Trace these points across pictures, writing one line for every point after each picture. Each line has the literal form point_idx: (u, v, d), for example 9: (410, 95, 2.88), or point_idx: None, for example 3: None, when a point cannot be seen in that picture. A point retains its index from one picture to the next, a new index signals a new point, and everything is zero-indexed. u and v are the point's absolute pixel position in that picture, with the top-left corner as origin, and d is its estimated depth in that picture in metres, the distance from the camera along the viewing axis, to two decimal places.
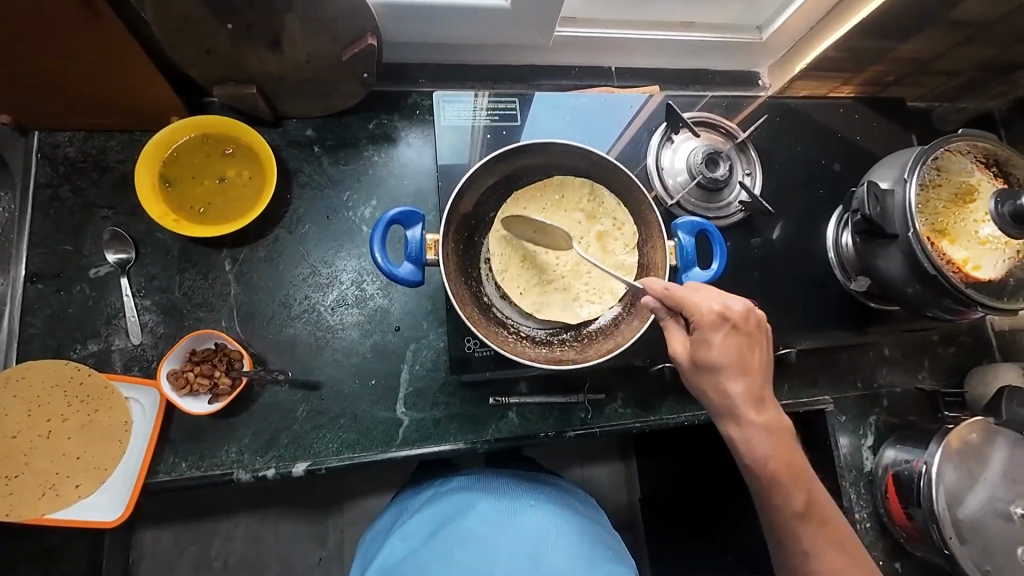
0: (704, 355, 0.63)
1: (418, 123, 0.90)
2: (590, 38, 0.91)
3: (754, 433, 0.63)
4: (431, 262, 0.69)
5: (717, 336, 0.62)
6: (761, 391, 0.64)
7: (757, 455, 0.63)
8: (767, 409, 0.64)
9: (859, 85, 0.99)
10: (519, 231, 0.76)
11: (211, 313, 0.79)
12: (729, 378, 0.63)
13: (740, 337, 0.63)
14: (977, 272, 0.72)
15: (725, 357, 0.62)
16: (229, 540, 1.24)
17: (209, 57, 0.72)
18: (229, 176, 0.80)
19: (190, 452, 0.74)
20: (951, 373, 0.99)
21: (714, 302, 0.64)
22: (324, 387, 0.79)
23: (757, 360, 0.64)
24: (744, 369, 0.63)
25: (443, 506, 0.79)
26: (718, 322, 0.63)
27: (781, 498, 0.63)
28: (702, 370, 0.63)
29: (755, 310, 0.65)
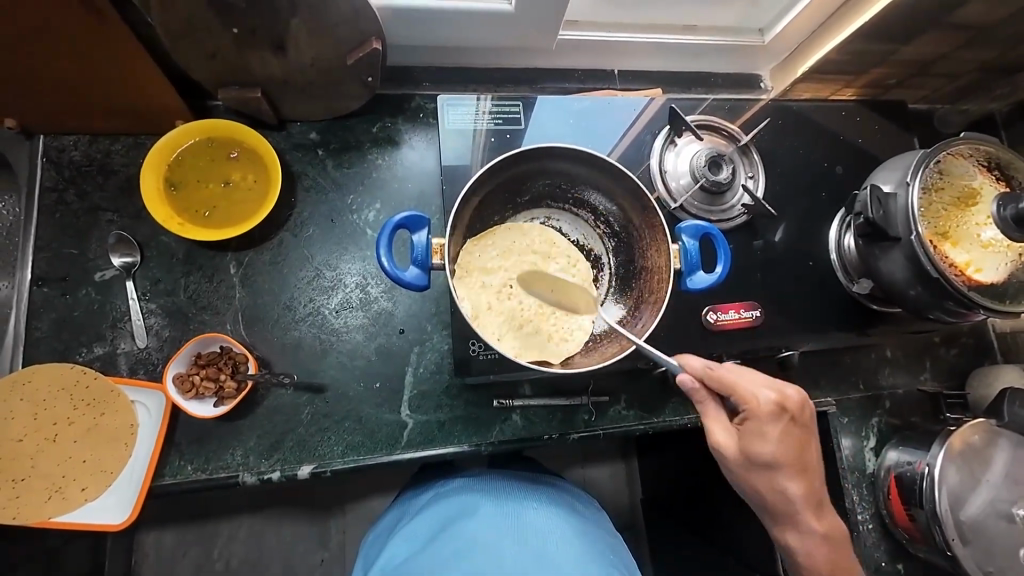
0: (755, 447, 0.66)
1: (422, 125, 0.90)
2: (593, 40, 0.91)
3: (811, 532, 0.69)
4: (436, 266, 0.69)
5: (773, 431, 0.66)
6: (816, 489, 0.69)
7: (809, 542, 0.70)
8: (825, 513, 0.71)
9: (861, 87, 0.99)
10: (501, 248, 0.76)
11: (215, 316, 0.79)
12: (785, 475, 0.67)
13: (794, 427, 0.67)
14: (979, 275, 0.72)
15: (782, 453, 0.66)
16: (233, 541, 1.24)
17: (214, 61, 0.73)
18: (234, 179, 0.80)
19: (195, 455, 0.75)
20: (953, 374, 0.99)
21: (770, 394, 0.66)
22: (329, 390, 0.80)
23: (809, 450, 0.69)
24: (799, 464, 0.68)
25: (445, 508, 0.80)
26: (776, 417, 0.66)
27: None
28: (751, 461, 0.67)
29: (807, 401, 0.69)
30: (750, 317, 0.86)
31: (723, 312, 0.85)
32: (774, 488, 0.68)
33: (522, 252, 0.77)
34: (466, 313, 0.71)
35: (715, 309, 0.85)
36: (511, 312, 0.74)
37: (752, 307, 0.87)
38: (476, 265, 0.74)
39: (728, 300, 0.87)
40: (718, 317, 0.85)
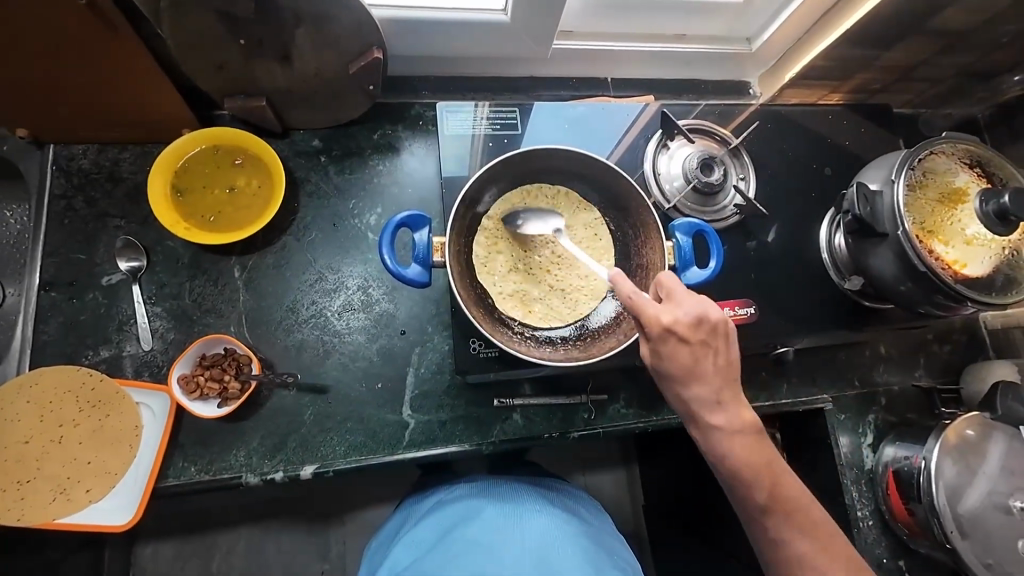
0: (652, 345, 0.64)
1: (422, 132, 0.93)
2: (587, 49, 0.94)
3: (720, 440, 0.65)
4: (438, 264, 0.71)
5: (679, 327, 0.63)
6: (729, 399, 0.65)
7: (700, 413, 0.65)
8: (737, 412, 0.66)
9: (847, 92, 1.02)
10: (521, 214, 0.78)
11: (220, 318, 0.81)
12: (667, 348, 0.63)
13: (695, 350, 0.64)
14: (964, 270, 0.74)
15: (666, 344, 0.63)
16: (233, 551, 1.24)
17: (221, 72, 0.75)
18: (239, 185, 0.83)
19: (199, 456, 0.75)
20: (947, 371, 1.00)
21: (692, 303, 0.64)
22: (332, 391, 0.81)
23: (713, 355, 0.65)
24: (700, 374, 0.64)
25: (449, 511, 0.81)
26: (670, 336, 0.62)
27: (753, 474, 0.64)
28: (662, 358, 0.64)
29: (707, 315, 0.64)
30: (745, 314, 0.87)
31: None
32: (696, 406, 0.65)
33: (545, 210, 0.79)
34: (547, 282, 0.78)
35: None
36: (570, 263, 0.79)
37: (747, 305, 0.88)
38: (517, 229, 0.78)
39: (723, 298, 0.88)
40: None
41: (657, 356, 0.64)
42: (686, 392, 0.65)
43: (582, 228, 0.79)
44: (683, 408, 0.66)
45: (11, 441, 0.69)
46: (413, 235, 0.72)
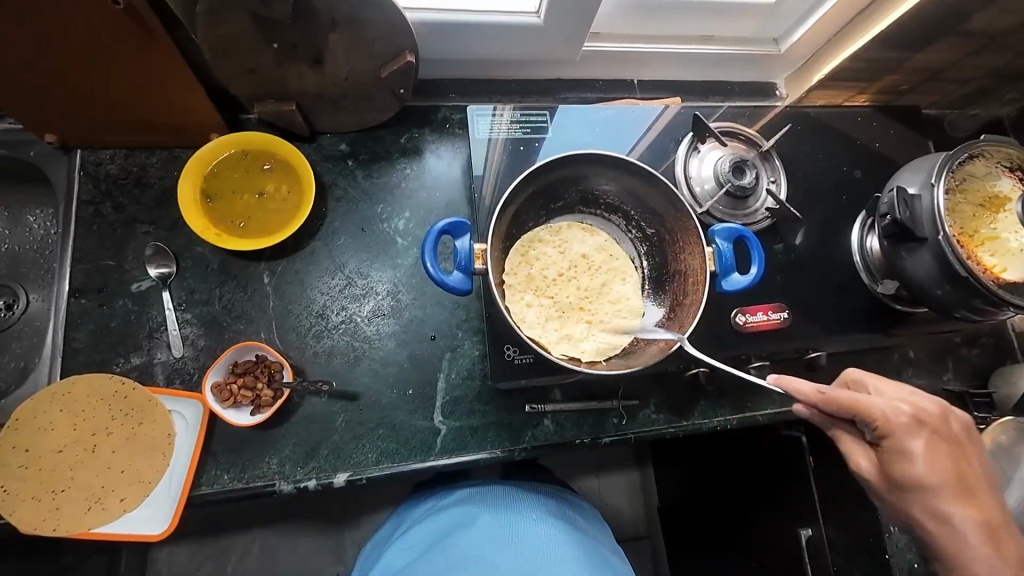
0: (902, 443, 0.61)
1: (448, 136, 0.92)
2: (615, 52, 0.93)
3: (981, 546, 0.60)
4: (478, 271, 0.69)
5: (917, 436, 0.61)
6: (986, 503, 0.62)
7: (925, 508, 0.62)
8: (980, 526, 0.61)
9: (875, 94, 1.01)
10: (542, 258, 0.78)
11: (251, 325, 0.80)
12: (922, 450, 0.61)
13: (938, 443, 0.62)
14: (1004, 275, 0.73)
15: (918, 441, 0.61)
16: (255, 554, 1.24)
17: (253, 76, 0.74)
18: (268, 190, 0.82)
19: (232, 464, 0.74)
20: (975, 374, 1.00)
21: (930, 399, 0.65)
22: (363, 397, 0.80)
23: (966, 459, 0.63)
24: (960, 479, 0.62)
25: (445, 518, 0.82)
26: (913, 426, 0.61)
27: None
28: (903, 449, 0.61)
29: (946, 408, 0.65)
30: (778, 319, 0.87)
31: (752, 314, 0.86)
32: (931, 502, 0.61)
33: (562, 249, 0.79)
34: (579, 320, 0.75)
35: (745, 311, 0.86)
36: (587, 292, 0.77)
37: (780, 309, 0.88)
38: (539, 267, 0.77)
39: (755, 302, 0.87)
40: (747, 319, 0.86)
41: (894, 450, 0.61)
42: (924, 489, 0.61)
43: (596, 253, 0.80)
44: (934, 509, 0.61)
45: (44, 449, 0.69)
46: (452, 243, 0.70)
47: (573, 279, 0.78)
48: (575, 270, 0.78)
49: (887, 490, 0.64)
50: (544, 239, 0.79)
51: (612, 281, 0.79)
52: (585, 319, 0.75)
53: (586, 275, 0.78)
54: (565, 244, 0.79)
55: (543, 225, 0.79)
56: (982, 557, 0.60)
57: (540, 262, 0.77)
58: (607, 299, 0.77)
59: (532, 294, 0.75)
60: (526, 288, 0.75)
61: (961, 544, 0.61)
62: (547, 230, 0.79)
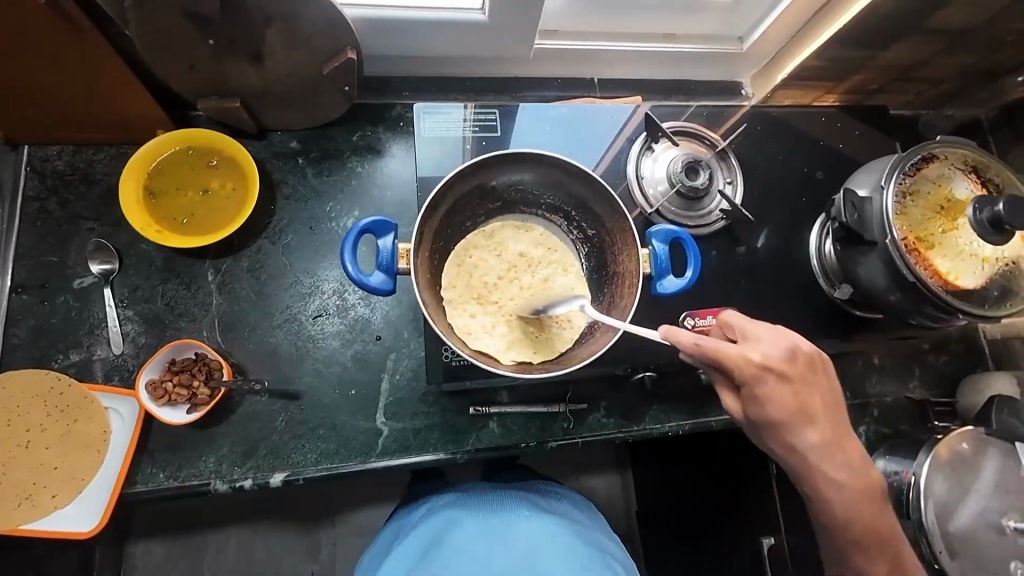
0: (756, 385, 0.63)
1: (402, 134, 0.91)
2: (572, 50, 0.92)
3: (837, 486, 0.65)
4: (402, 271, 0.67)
5: (777, 389, 0.63)
6: (834, 435, 0.65)
7: (814, 464, 0.65)
8: (839, 463, 0.66)
9: (843, 93, 0.98)
10: (478, 264, 0.76)
11: (193, 323, 0.79)
12: (778, 389, 0.63)
13: (803, 385, 0.65)
14: (956, 282, 0.71)
15: (770, 383, 0.63)
16: (226, 552, 1.24)
17: (192, 73, 0.74)
18: (213, 187, 0.81)
19: (168, 463, 0.74)
20: (943, 381, 0.97)
21: (779, 343, 0.66)
22: (305, 396, 0.80)
23: (828, 400, 0.67)
24: (807, 415, 0.65)
25: (440, 521, 0.79)
26: (761, 374, 0.63)
27: (868, 533, 0.66)
28: (756, 392, 0.63)
29: (796, 348, 0.66)
30: None
31: (701, 318, 0.81)
32: (785, 445, 0.65)
33: (498, 253, 0.77)
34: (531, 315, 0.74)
35: (694, 315, 0.81)
36: (532, 288, 0.76)
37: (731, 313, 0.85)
38: (479, 272, 0.75)
39: (706, 306, 0.85)
40: (696, 323, 0.81)
41: (749, 390, 0.63)
42: (780, 422, 0.64)
43: (535, 250, 0.78)
44: (785, 440, 0.65)
45: None
46: (378, 241, 0.69)
47: (516, 280, 0.76)
48: (515, 270, 0.77)
49: (748, 429, 0.67)
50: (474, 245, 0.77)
51: (555, 273, 0.77)
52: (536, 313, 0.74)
53: (527, 274, 0.77)
54: (501, 247, 0.77)
55: (475, 230, 0.77)
56: (849, 491, 0.66)
57: (478, 272, 0.75)
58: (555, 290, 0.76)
59: (475, 303, 0.74)
60: (467, 297, 0.74)
61: (825, 488, 0.66)
62: (480, 236, 0.77)
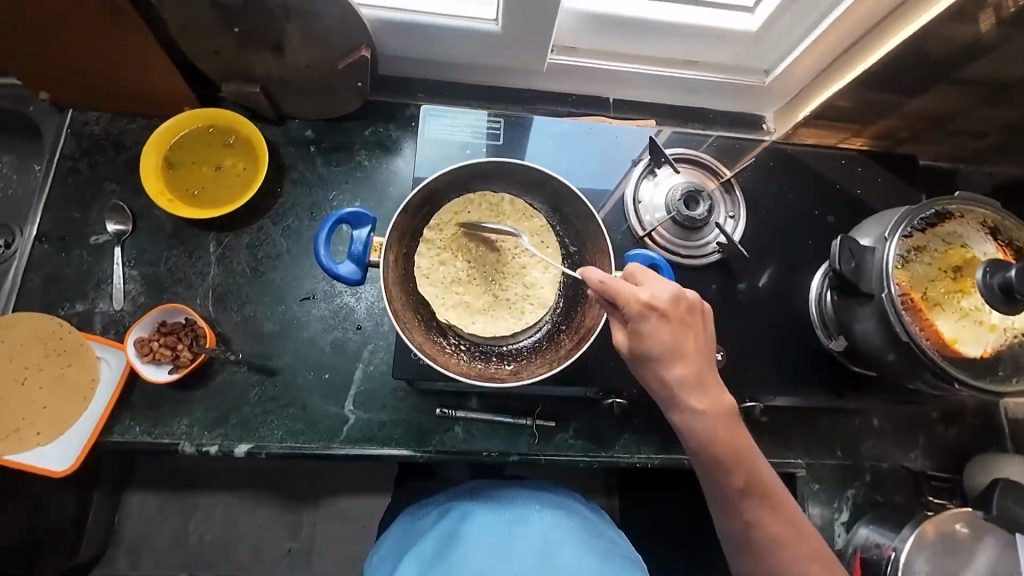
0: (639, 329, 0.60)
1: (412, 133, 0.94)
2: (587, 68, 0.92)
3: (698, 418, 0.60)
4: (372, 263, 0.73)
5: (653, 323, 0.59)
6: (703, 373, 0.60)
7: (679, 399, 0.60)
8: (712, 397, 0.61)
9: (870, 137, 0.94)
10: (461, 245, 0.75)
11: (188, 289, 0.84)
12: (655, 335, 0.60)
13: (676, 319, 0.60)
14: (959, 347, 0.66)
15: (652, 328, 0.59)
16: (210, 517, 1.27)
17: (217, 57, 0.79)
18: (225, 165, 0.86)
19: (145, 418, 0.78)
20: (949, 455, 0.90)
21: (666, 286, 0.62)
22: (280, 374, 0.82)
23: (698, 337, 0.62)
24: (680, 351, 0.60)
25: (449, 525, 0.75)
26: (644, 311, 0.59)
27: (746, 475, 0.60)
28: (638, 337, 0.60)
29: (682, 292, 0.62)
30: None
31: None
32: (659, 382, 0.61)
33: (484, 236, 0.76)
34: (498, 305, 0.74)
35: None
36: (505, 277, 0.76)
37: None
38: (461, 249, 0.75)
39: None
40: None
41: (632, 333, 0.61)
42: (666, 368, 0.60)
43: (516, 242, 0.77)
44: (662, 385, 0.61)
45: None
46: (354, 233, 0.74)
47: (495, 265, 0.76)
48: (496, 257, 0.76)
49: (633, 369, 0.64)
50: (461, 225, 0.75)
51: (532, 267, 0.76)
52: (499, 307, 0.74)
53: (505, 260, 0.76)
54: (489, 232, 0.76)
55: (461, 202, 0.76)
56: (711, 430, 0.60)
57: (460, 252, 0.75)
58: (524, 287, 0.76)
59: (449, 288, 0.74)
60: (440, 283, 0.74)
61: (688, 428, 0.61)
62: (467, 219, 0.76)
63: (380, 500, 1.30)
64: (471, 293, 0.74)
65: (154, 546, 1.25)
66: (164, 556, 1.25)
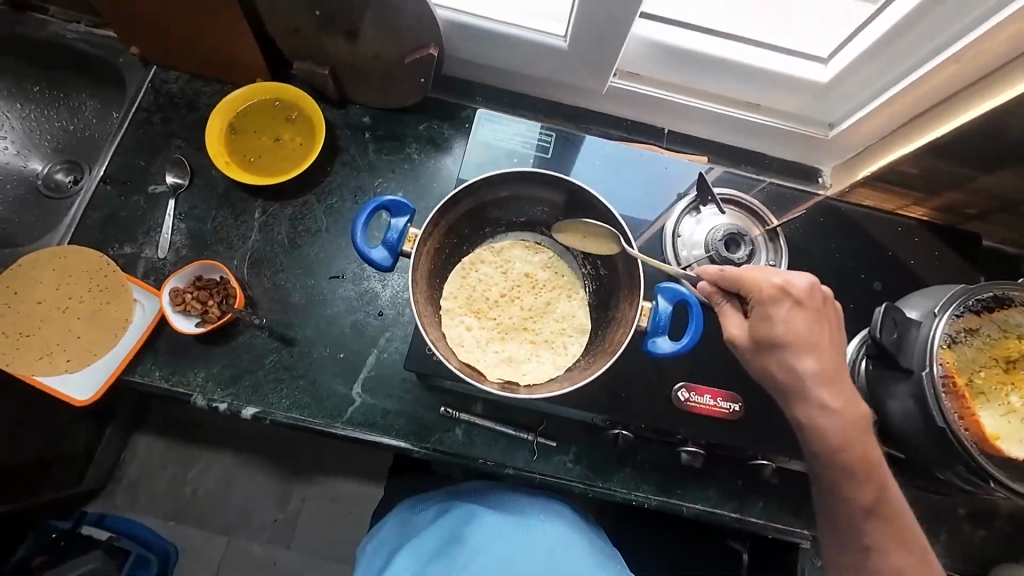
0: (771, 319, 0.61)
1: (465, 134, 0.95)
2: (647, 95, 0.91)
3: (831, 413, 0.60)
4: (404, 253, 0.72)
5: (787, 307, 0.61)
6: (836, 369, 0.61)
7: (806, 390, 0.60)
8: (844, 395, 0.61)
9: (932, 208, 0.89)
10: (483, 277, 0.78)
11: (228, 250, 0.87)
12: (792, 330, 0.60)
13: (812, 311, 0.62)
14: (1003, 445, 0.61)
15: (787, 320, 0.61)
16: (207, 472, 1.31)
17: (295, 36, 0.82)
18: (284, 138, 0.90)
19: (165, 365, 0.81)
20: (970, 558, 0.83)
21: (803, 275, 0.63)
22: (298, 345, 0.84)
23: (832, 335, 0.62)
24: (815, 342, 0.61)
25: (452, 523, 0.77)
26: (779, 295, 0.62)
27: (871, 479, 0.60)
28: (769, 326, 0.61)
29: (818, 284, 0.64)
30: (727, 409, 0.78)
31: (697, 394, 0.78)
32: (785, 368, 0.61)
33: (503, 268, 0.79)
34: (523, 338, 0.76)
35: (690, 388, 0.78)
36: (529, 308, 0.77)
37: (732, 399, 0.78)
38: (483, 281, 0.78)
39: (709, 384, 0.79)
40: (690, 397, 0.78)
41: (762, 323, 0.62)
42: (801, 365, 0.60)
43: (541, 272, 0.79)
44: (789, 378, 0.61)
45: (30, 299, 0.80)
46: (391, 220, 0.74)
47: (516, 298, 0.78)
48: (518, 288, 0.78)
49: (752, 357, 0.64)
50: (484, 259, 0.79)
51: (558, 299, 0.78)
52: (523, 338, 0.76)
53: (528, 295, 0.78)
54: (507, 265, 0.79)
55: (487, 244, 0.79)
56: (844, 429, 0.60)
57: (482, 286, 0.78)
58: (552, 318, 0.77)
59: (467, 317, 0.76)
60: (464, 307, 0.76)
61: (815, 421, 0.60)
62: (489, 251, 0.79)
63: (369, 488, 1.31)
64: (491, 328, 0.76)
65: (152, 489, 1.29)
66: (160, 501, 1.29)
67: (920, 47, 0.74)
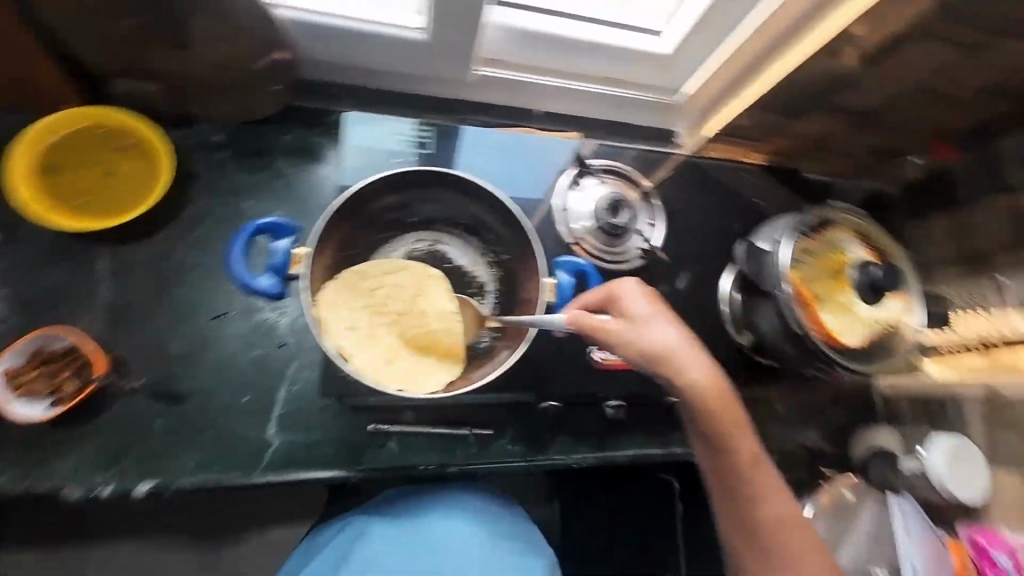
0: (644, 326, 0.68)
1: (332, 138, 0.88)
2: (508, 80, 0.94)
3: (692, 368, 0.67)
4: (294, 275, 0.69)
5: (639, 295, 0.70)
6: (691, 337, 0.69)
7: (673, 358, 0.67)
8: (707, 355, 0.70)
9: (766, 153, 1.04)
10: (390, 284, 0.74)
11: (76, 310, 0.75)
12: (665, 333, 0.68)
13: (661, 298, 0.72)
14: (842, 337, 0.76)
15: (660, 324, 0.69)
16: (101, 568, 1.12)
17: (106, 49, 0.71)
18: (120, 171, 0.79)
19: (20, 462, 0.68)
20: None
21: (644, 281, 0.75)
22: (189, 400, 0.75)
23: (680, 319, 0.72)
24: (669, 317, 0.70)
25: (341, 543, 0.79)
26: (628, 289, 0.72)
27: (733, 427, 0.67)
28: (644, 333, 0.68)
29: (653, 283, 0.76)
30: None
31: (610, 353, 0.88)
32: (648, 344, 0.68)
33: (413, 290, 0.74)
34: (382, 360, 0.70)
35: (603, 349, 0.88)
36: (407, 337, 0.73)
37: None
38: (386, 287, 0.73)
39: None
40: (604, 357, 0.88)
41: (636, 331, 0.68)
42: (677, 362, 0.67)
43: (439, 309, 0.74)
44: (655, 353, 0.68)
45: None
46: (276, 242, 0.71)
47: (404, 321, 0.73)
48: (409, 312, 0.73)
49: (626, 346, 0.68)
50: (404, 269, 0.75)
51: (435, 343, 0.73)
52: (386, 360, 0.70)
53: (414, 322, 0.73)
54: (421, 285, 0.75)
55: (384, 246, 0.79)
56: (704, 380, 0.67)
57: (385, 290, 0.73)
58: (421, 354, 0.72)
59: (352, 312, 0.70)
60: (342, 303, 0.70)
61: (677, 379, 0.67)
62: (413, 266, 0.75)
63: (304, 531, 1.19)
64: (361, 331, 0.70)
65: None
66: None
67: (728, 16, 0.86)
